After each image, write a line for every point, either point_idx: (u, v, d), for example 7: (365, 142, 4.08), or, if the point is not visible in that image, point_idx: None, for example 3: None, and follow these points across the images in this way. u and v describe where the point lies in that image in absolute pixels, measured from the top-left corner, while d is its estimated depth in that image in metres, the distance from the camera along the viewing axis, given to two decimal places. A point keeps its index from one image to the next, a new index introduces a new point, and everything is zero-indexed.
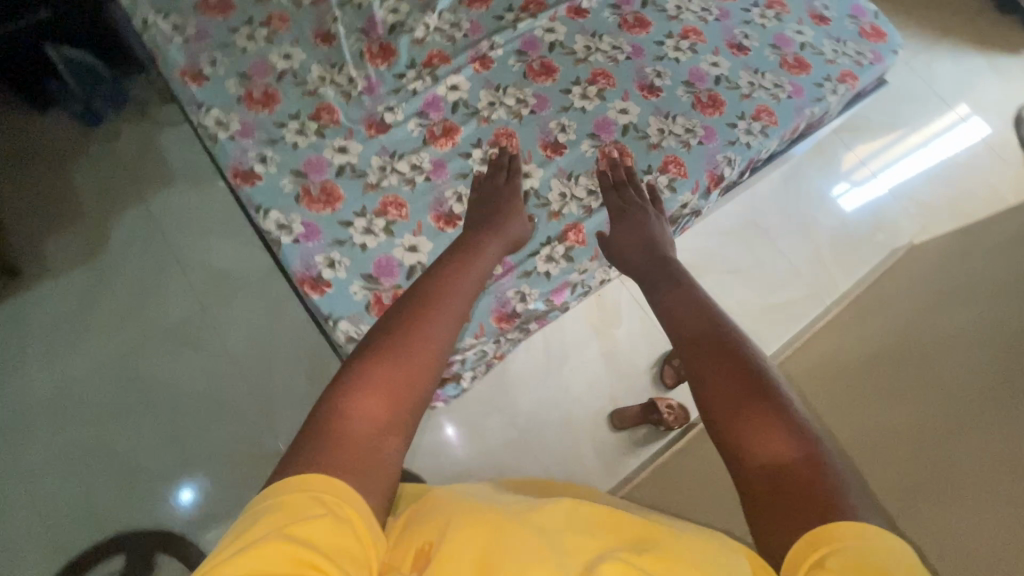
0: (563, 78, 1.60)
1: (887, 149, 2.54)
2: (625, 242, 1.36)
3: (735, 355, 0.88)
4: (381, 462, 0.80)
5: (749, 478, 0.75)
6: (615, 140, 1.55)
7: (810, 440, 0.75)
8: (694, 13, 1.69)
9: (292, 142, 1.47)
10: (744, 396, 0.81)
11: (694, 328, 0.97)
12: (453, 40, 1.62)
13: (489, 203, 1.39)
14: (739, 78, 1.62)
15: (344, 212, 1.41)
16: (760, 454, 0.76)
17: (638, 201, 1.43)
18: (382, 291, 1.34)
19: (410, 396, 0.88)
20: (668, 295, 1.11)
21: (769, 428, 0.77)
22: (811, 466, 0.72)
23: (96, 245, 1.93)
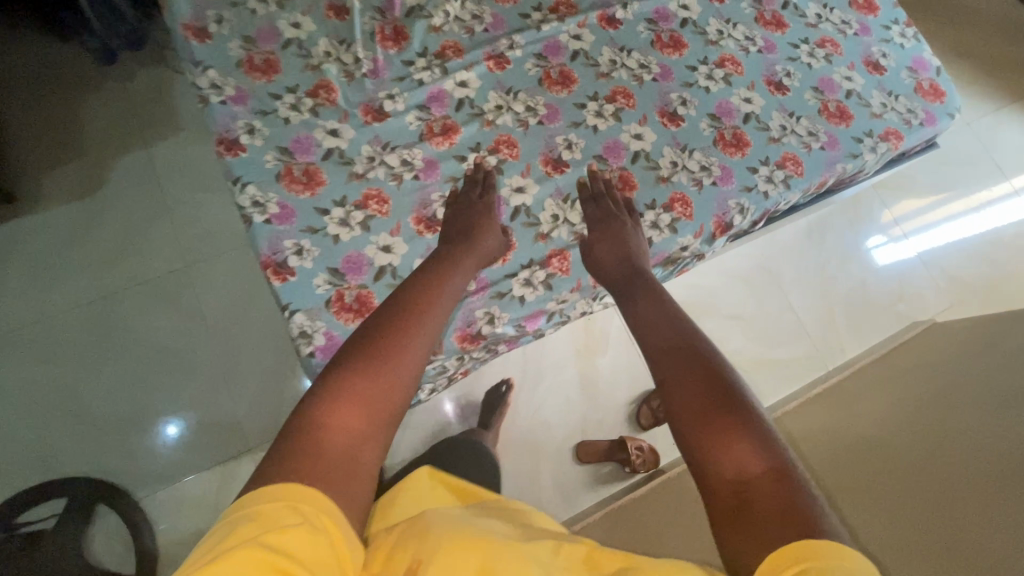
0: (580, 91, 1.48)
1: (930, 214, 2.32)
2: (605, 256, 1.27)
3: (699, 363, 0.86)
4: (358, 469, 0.73)
5: (715, 491, 0.71)
6: (622, 166, 1.42)
7: (773, 450, 0.71)
8: (735, 41, 1.60)
9: (285, 117, 1.36)
10: (707, 410, 0.78)
11: (663, 338, 0.95)
12: (472, 31, 1.49)
13: (465, 209, 1.30)
14: (771, 119, 1.53)
15: (323, 198, 1.31)
16: (724, 464, 0.71)
17: (615, 211, 1.33)
18: (345, 288, 1.24)
19: (388, 404, 0.82)
20: (646, 304, 1.08)
21: (734, 438, 0.73)
22: (775, 480, 0.68)
23: (95, 185, 1.92)
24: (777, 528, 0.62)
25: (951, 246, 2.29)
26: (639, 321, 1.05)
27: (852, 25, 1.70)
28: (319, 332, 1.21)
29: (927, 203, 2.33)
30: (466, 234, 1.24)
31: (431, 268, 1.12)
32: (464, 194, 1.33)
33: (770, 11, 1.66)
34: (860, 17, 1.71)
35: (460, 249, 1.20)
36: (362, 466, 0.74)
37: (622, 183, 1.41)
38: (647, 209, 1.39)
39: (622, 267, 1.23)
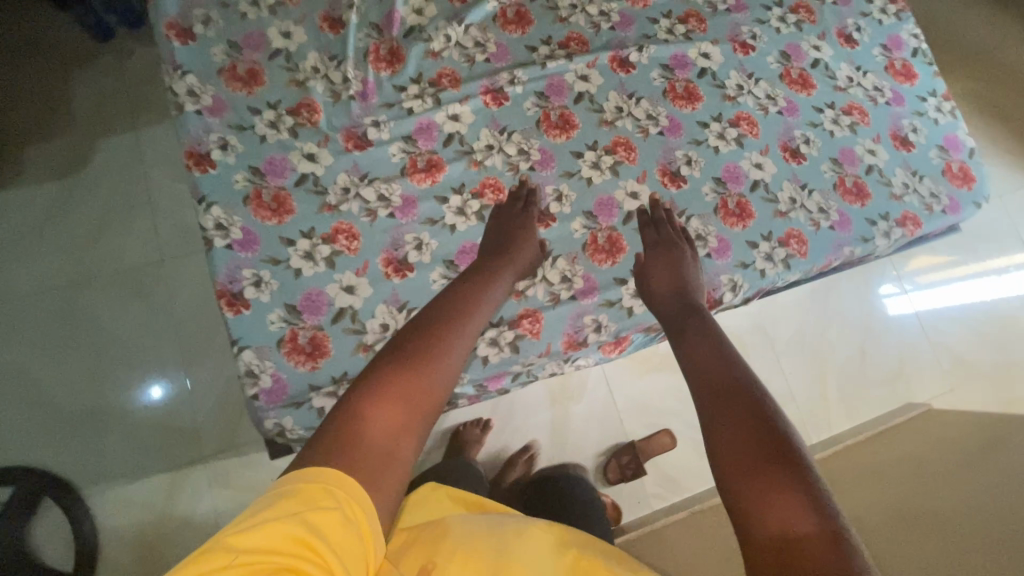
0: (579, 138, 1.39)
1: (944, 291, 2.19)
2: (660, 278, 1.23)
3: (751, 403, 0.83)
4: (393, 467, 0.77)
5: (758, 550, 0.65)
6: (612, 225, 1.34)
7: (829, 513, 0.66)
8: (754, 99, 1.49)
9: (262, 135, 1.29)
10: (749, 456, 0.75)
11: (716, 373, 0.92)
12: (472, 60, 1.40)
13: (506, 224, 1.26)
14: (781, 190, 1.43)
15: (290, 228, 1.24)
16: (768, 520, 0.67)
17: (672, 236, 1.30)
18: (300, 328, 1.18)
19: (424, 409, 0.85)
20: (695, 337, 1.04)
21: (780, 492, 0.69)
22: (826, 544, 0.62)
23: (77, 166, 1.86)
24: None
25: (961, 329, 2.16)
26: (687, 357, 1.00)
27: (885, 92, 1.57)
28: (267, 373, 1.15)
29: (944, 279, 2.19)
30: (503, 252, 1.20)
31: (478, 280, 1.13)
32: (504, 208, 1.29)
33: (797, 69, 1.54)
34: (895, 84, 1.59)
35: (500, 261, 1.18)
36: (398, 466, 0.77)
37: (612, 244, 1.32)
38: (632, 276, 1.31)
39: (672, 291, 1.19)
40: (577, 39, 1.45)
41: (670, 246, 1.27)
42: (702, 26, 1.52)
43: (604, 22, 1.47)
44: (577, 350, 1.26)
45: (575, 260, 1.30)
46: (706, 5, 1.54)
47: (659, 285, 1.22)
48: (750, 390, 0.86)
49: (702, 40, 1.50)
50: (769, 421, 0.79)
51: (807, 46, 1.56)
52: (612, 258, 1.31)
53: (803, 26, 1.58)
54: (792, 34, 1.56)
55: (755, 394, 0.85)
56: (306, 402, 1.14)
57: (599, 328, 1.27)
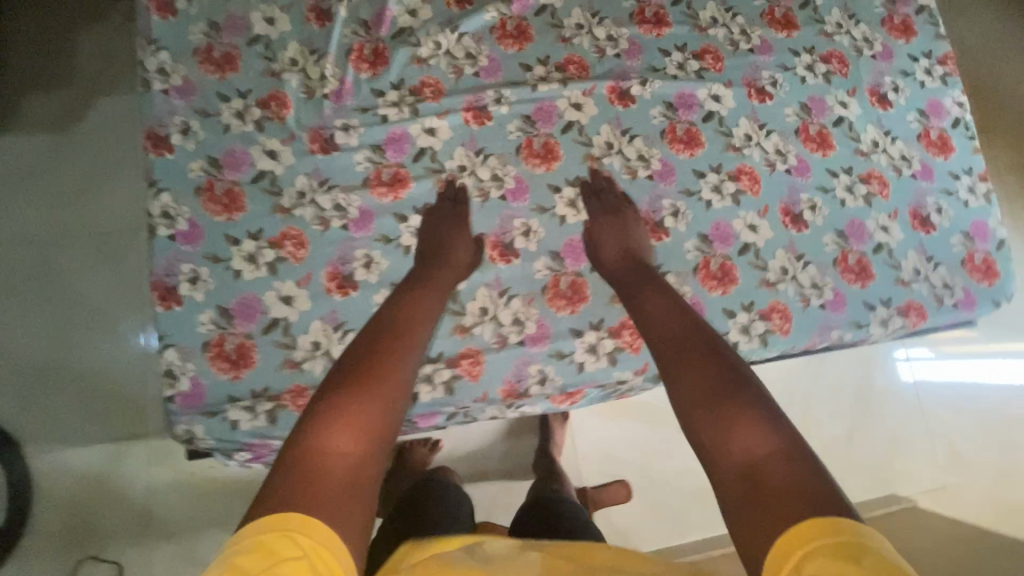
0: (560, 171, 1.29)
1: (972, 370, 1.94)
2: (609, 248, 1.21)
3: (714, 362, 0.92)
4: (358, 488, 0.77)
5: (726, 475, 0.79)
6: (578, 271, 1.24)
7: (786, 430, 0.79)
8: (761, 153, 1.36)
9: (226, 124, 1.23)
10: (711, 399, 0.87)
11: (672, 331, 1.01)
12: (459, 72, 1.31)
13: (440, 232, 1.19)
14: (773, 258, 1.30)
15: (238, 226, 1.19)
16: (734, 446, 0.80)
17: (617, 205, 1.26)
18: (228, 334, 1.13)
19: (381, 426, 0.85)
20: (652, 300, 1.10)
21: (742, 426, 0.81)
22: (785, 459, 0.76)
23: (71, 119, 1.85)
24: (783, 510, 0.69)
25: (987, 418, 1.92)
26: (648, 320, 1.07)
27: (913, 163, 1.42)
28: (187, 376, 1.11)
29: (972, 356, 1.95)
30: (441, 265, 1.15)
31: (425, 293, 1.09)
32: (443, 214, 1.22)
33: (816, 126, 1.40)
34: (927, 155, 1.43)
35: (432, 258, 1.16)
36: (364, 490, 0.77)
37: (574, 291, 1.22)
38: (589, 329, 1.21)
39: (625, 264, 1.19)
40: (577, 63, 1.34)
41: (614, 215, 1.24)
42: (718, 66, 1.39)
43: (610, 48, 1.36)
44: (516, 400, 1.17)
45: (531, 304, 1.21)
46: (727, 43, 1.41)
47: (613, 259, 1.20)
48: (712, 349, 0.95)
49: (715, 82, 1.38)
50: (727, 368, 0.91)
51: (833, 101, 1.42)
52: (572, 306, 1.22)
53: (833, 78, 1.43)
54: (818, 85, 1.42)
55: (714, 352, 0.95)
56: (221, 413, 1.10)
57: (543, 380, 1.18)
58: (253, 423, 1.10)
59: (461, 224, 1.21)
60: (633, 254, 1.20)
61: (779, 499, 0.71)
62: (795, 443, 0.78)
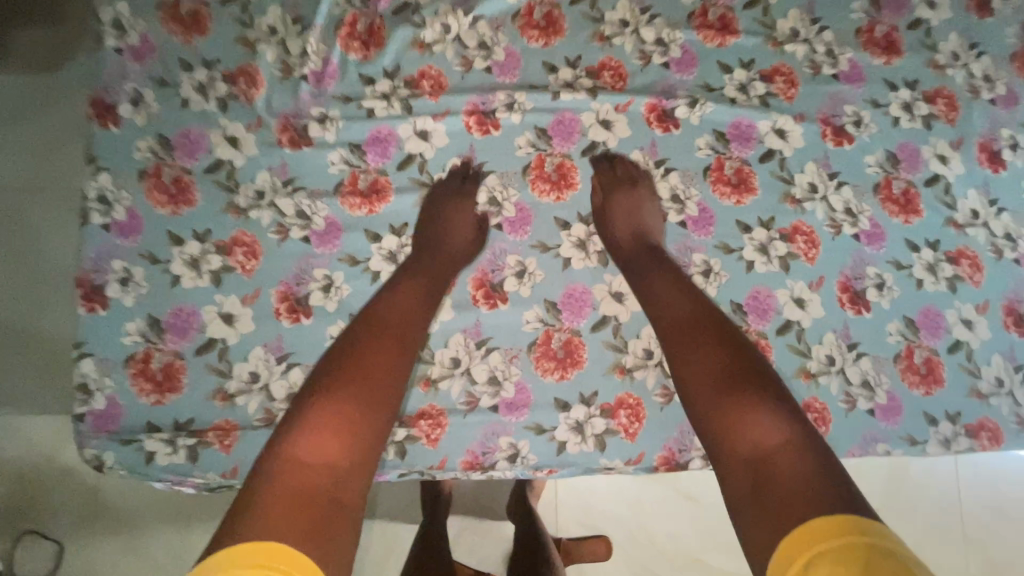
0: (573, 203, 1.06)
1: None
2: (621, 215, 1.02)
3: (729, 355, 0.89)
4: (344, 484, 0.76)
5: (732, 467, 0.80)
6: (576, 329, 1.02)
7: (794, 426, 0.81)
8: (827, 209, 1.10)
9: (184, 98, 1.03)
10: (725, 392, 0.85)
11: (679, 312, 0.95)
12: (468, 66, 1.08)
13: (433, 209, 1.03)
14: (819, 343, 1.06)
15: (182, 223, 1.00)
16: (743, 440, 0.81)
17: (635, 172, 1.06)
18: (156, 351, 0.97)
19: (375, 409, 0.84)
20: (666, 289, 0.98)
21: (754, 421, 0.81)
22: (792, 453, 0.78)
23: (51, 51, 1.31)
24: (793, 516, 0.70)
25: None
26: (653, 302, 0.98)
27: (1020, 245, 1.12)
28: (102, 393, 0.95)
29: None
30: (427, 249, 1.00)
31: (414, 275, 0.98)
32: (439, 190, 1.04)
33: (902, 182, 1.12)
34: None
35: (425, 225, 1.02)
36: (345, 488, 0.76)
37: (567, 354, 1.01)
38: (578, 402, 1.00)
39: (639, 247, 1.01)
40: (613, 69, 1.09)
41: (628, 187, 1.04)
42: (790, 92, 1.11)
43: (658, 55, 1.10)
44: (478, 474, 0.98)
45: (513, 362, 1.01)
46: (806, 63, 1.12)
47: (628, 245, 1.02)
48: (729, 341, 0.91)
49: (782, 112, 1.11)
50: (743, 361, 0.88)
51: (929, 153, 1.13)
52: (562, 371, 1.01)
53: (934, 124, 1.14)
54: (914, 131, 1.13)
55: (730, 343, 0.91)
56: (137, 442, 0.95)
57: (514, 457, 0.98)
58: (171, 458, 0.95)
59: (466, 201, 1.03)
60: (648, 238, 1.02)
61: (789, 503, 0.72)
62: (805, 441, 0.79)
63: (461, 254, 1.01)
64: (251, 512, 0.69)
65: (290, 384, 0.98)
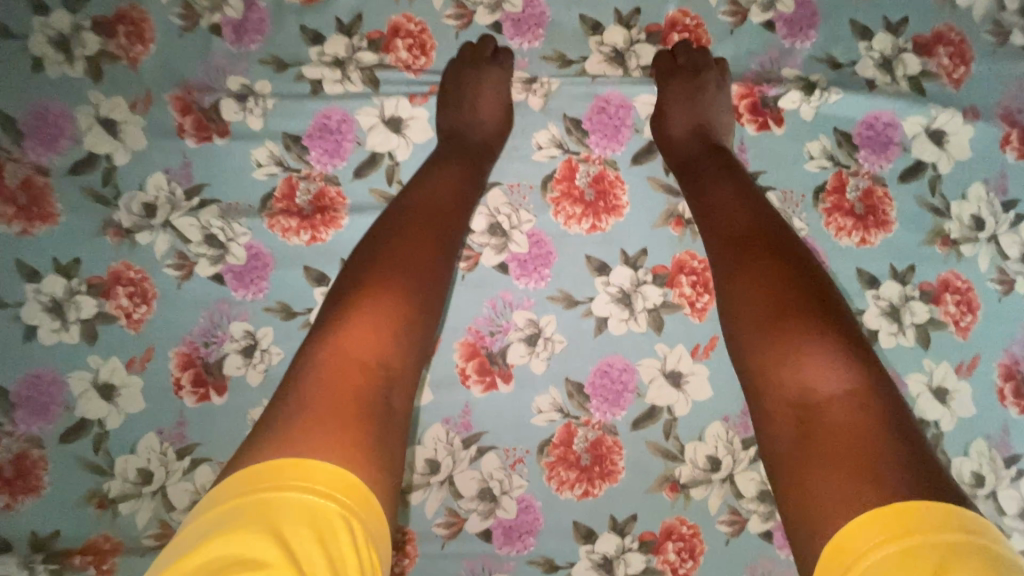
0: (615, 235, 0.71)
1: None
2: (679, 101, 0.69)
3: (777, 258, 0.55)
4: (399, 386, 0.50)
5: (768, 415, 0.51)
6: (610, 425, 0.70)
7: (863, 362, 0.50)
8: (995, 255, 0.73)
9: (36, 56, 0.68)
10: (768, 316, 0.53)
11: (728, 214, 0.60)
12: (466, 18, 0.71)
13: (450, 85, 0.70)
14: (963, 455, 0.73)
15: (37, 249, 0.68)
16: (786, 381, 0.50)
17: (699, 55, 0.70)
18: (3, 436, 0.67)
19: (431, 291, 0.55)
20: (710, 184, 0.63)
21: (806, 352, 0.50)
22: (858, 405, 0.47)
23: None
24: (843, 492, 0.43)
25: None
26: (699, 199, 0.64)
27: None
28: None
29: None
30: (465, 129, 0.69)
31: (460, 148, 0.67)
32: (464, 59, 0.70)
33: None
34: None
35: (475, 72, 0.69)
36: (399, 395, 0.50)
37: (594, 460, 0.70)
38: (607, 529, 0.70)
39: (702, 147, 0.67)
40: (685, 31, 0.72)
41: (690, 75, 0.69)
42: (956, 72, 0.73)
43: (758, 7, 0.72)
44: None
45: (516, 468, 0.70)
46: (986, 27, 0.74)
47: (683, 142, 0.68)
48: (778, 236, 0.57)
49: (942, 103, 0.73)
50: (796, 267, 0.55)
51: None
52: (587, 484, 0.70)
53: None
54: None
55: (775, 239, 0.57)
56: None
57: None
58: None
59: (501, 73, 0.70)
60: (714, 136, 0.68)
61: (849, 472, 0.44)
62: (873, 385, 0.48)
63: (500, 137, 0.70)
64: (298, 422, 0.45)
65: (196, 489, 0.68)
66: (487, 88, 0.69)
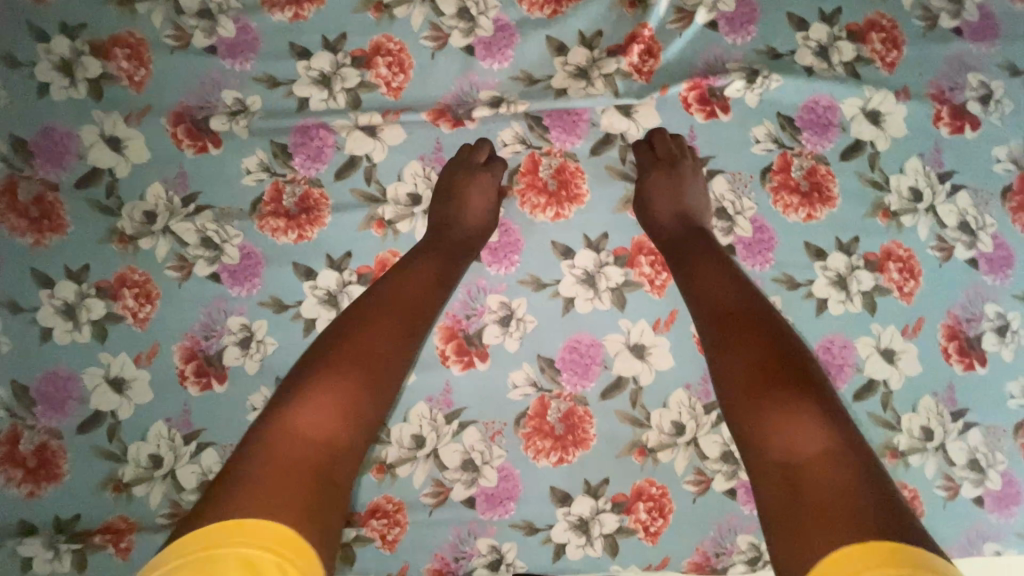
0: (577, 221, 0.77)
1: None
2: (662, 188, 0.73)
3: (768, 334, 0.61)
4: (342, 465, 0.57)
5: (756, 474, 0.56)
6: (580, 397, 0.76)
7: (843, 429, 0.55)
8: (933, 224, 0.79)
9: (42, 81, 0.75)
10: (761, 386, 0.58)
11: (714, 290, 0.66)
12: (441, 40, 0.77)
13: (443, 182, 0.75)
14: (912, 411, 0.78)
15: (50, 257, 0.75)
16: (774, 443, 0.55)
17: (681, 153, 0.76)
18: (25, 429, 0.74)
19: (389, 378, 0.62)
20: (700, 260, 0.69)
21: (789, 417, 0.55)
22: (834, 465, 0.52)
23: None
24: (822, 535, 0.48)
25: None
26: (685, 273, 0.69)
27: None
28: None
29: None
30: (447, 225, 0.73)
31: (437, 242, 0.72)
32: (459, 160, 0.76)
33: None
34: None
35: (466, 175, 0.74)
36: (342, 472, 0.57)
37: (567, 429, 0.76)
38: (581, 492, 0.75)
39: (683, 231, 0.72)
40: (645, 43, 0.78)
41: (667, 166, 0.74)
42: (889, 56, 0.79)
43: (705, 8, 0.78)
44: None
45: (495, 440, 0.75)
46: (915, 13, 0.79)
47: (669, 224, 0.73)
48: (769, 315, 0.63)
49: (877, 85, 0.78)
50: (782, 342, 0.60)
51: None
52: (561, 452, 0.76)
53: None
54: None
55: (766, 316, 0.62)
56: (8, 547, 0.73)
57: (496, 563, 0.75)
58: (52, 566, 0.72)
59: (488, 176, 0.75)
60: (696, 221, 0.73)
61: (823, 518, 0.49)
62: (845, 447, 0.54)
63: (479, 238, 0.74)
64: (242, 490, 0.51)
65: (202, 470, 0.74)
66: (472, 196, 0.73)
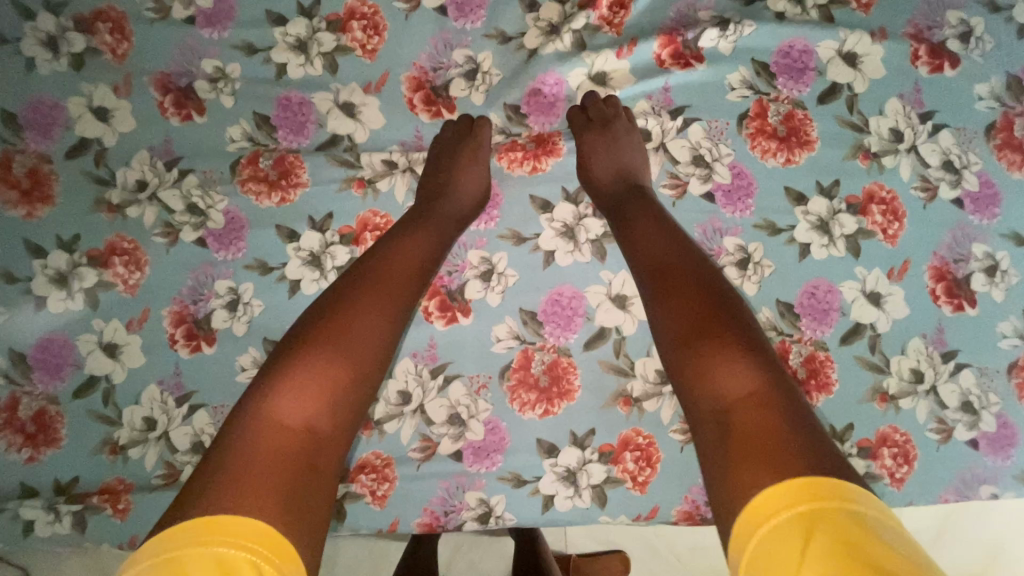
0: (555, 174, 0.78)
1: None
2: (600, 153, 0.74)
3: (695, 286, 0.60)
4: (337, 427, 0.56)
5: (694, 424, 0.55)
6: (564, 348, 0.76)
7: (770, 372, 0.54)
8: (916, 164, 0.78)
9: (29, 57, 0.77)
10: (692, 337, 0.57)
11: (651, 247, 0.65)
12: (414, 2, 0.78)
13: (437, 153, 0.76)
14: (901, 354, 0.77)
15: (41, 227, 0.77)
16: (706, 392, 0.54)
17: (627, 119, 0.76)
18: (24, 395, 0.76)
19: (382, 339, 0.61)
20: (640, 219, 0.69)
21: (717, 364, 0.55)
22: (760, 407, 0.52)
23: None
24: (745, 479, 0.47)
25: None
26: (627, 233, 0.69)
27: None
28: None
29: None
30: (440, 195, 0.73)
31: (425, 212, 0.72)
32: (446, 136, 0.77)
33: None
34: None
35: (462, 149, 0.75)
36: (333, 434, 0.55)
37: (552, 381, 0.76)
38: (568, 444, 0.76)
39: (623, 189, 0.73)
40: None
41: (602, 128, 0.75)
42: None
43: None
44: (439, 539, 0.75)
45: (481, 394, 0.76)
46: None
47: (605, 186, 0.74)
48: (706, 269, 0.62)
49: (853, 27, 0.78)
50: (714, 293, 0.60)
51: None
52: (547, 404, 0.76)
53: None
54: None
55: (698, 269, 0.62)
56: (10, 510, 0.75)
57: (485, 516, 0.75)
58: (53, 528, 0.74)
59: (475, 145, 0.76)
60: (636, 180, 0.74)
61: (752, 465, 0.48)
62: (773, 390, 0.53)
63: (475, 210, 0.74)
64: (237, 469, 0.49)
65: (195, 432, 0.76)
66: (460, 168, 0.74)
